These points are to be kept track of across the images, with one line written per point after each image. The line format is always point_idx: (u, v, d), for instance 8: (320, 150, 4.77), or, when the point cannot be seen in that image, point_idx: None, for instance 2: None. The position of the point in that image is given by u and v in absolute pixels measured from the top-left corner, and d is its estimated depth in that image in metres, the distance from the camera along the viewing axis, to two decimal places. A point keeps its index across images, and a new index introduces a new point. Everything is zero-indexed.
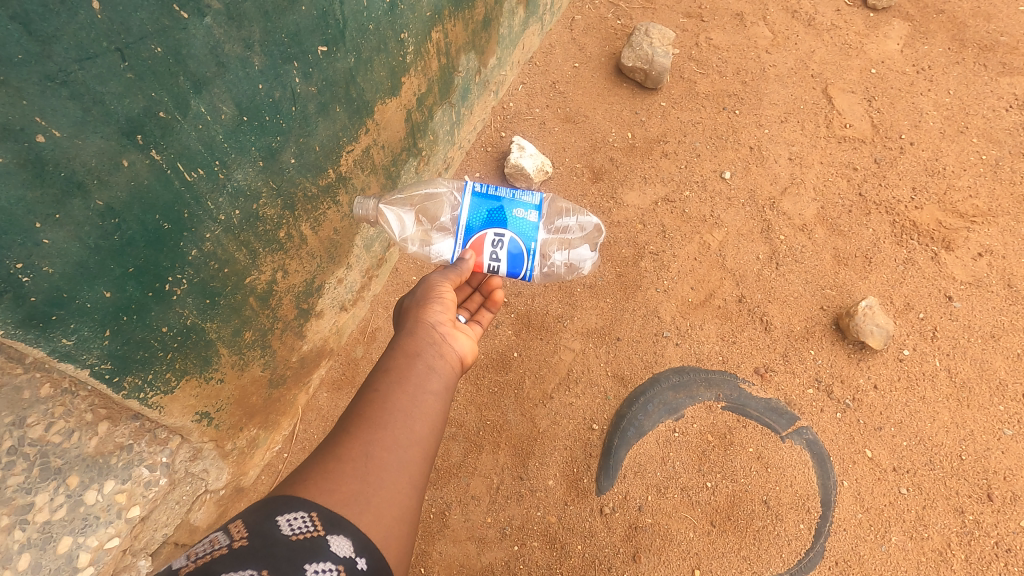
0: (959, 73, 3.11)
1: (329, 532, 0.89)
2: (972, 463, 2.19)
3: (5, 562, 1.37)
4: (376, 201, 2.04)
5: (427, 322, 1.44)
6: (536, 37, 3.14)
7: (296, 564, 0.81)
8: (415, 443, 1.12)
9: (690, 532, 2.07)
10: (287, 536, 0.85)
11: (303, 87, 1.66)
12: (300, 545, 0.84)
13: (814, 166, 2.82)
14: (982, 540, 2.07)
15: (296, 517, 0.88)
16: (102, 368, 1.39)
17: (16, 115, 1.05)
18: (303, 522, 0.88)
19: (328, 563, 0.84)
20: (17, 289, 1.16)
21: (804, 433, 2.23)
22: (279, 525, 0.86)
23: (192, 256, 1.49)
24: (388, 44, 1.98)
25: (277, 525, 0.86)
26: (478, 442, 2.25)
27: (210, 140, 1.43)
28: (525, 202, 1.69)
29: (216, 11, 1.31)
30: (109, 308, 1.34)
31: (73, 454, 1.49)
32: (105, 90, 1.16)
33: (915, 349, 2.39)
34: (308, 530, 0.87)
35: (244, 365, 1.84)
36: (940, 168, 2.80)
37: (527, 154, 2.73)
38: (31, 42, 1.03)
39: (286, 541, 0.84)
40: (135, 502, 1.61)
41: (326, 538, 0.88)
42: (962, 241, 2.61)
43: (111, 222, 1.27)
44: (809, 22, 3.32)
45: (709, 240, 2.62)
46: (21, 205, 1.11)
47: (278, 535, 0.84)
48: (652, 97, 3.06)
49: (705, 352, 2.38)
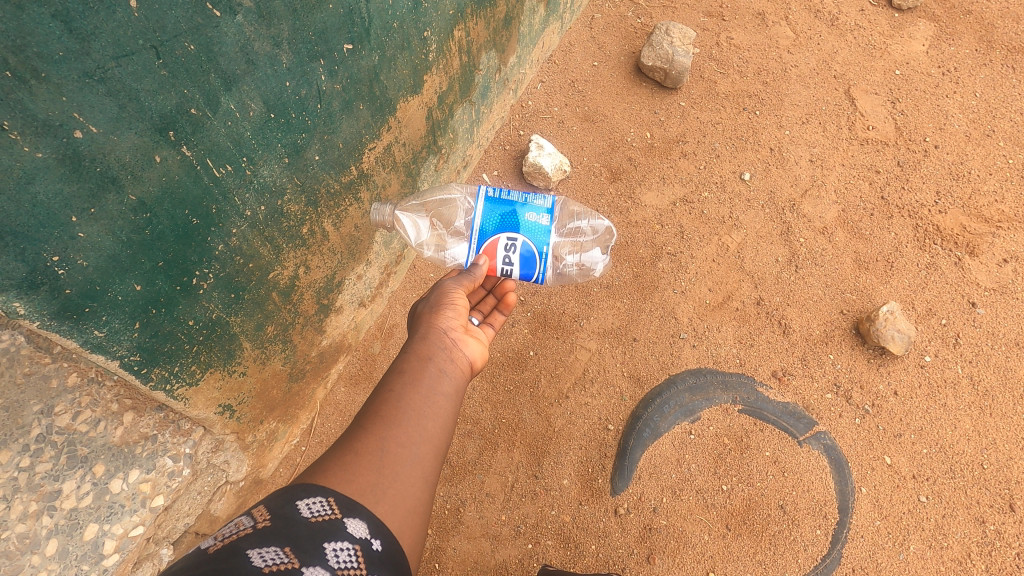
0: (986, 75, 3.06)
1: (346, 516, 0.91)
2: (995, 472, 2.16)
3: (33, 547, 1.40)
4: (392, 207, 2.06)
5: (440, 327, 1.44)
6: (555, 35, 3.13)
7: (315, 542, 0.83)
8: (428, 441, 1.13)
9: (705, 535, 2.06)
10: (307, 518, 0.87)
11: (328, 84, 1.68)
12: (318, 527, 0.86)
13: (836, 168, 2.78)
14: (1003, 550, 2.04)
15: (315, 501, 0.90)
16: (131, 360, 1.41)
17: (56, 111, 1.07)
18: (321, 506, 0.89)
19: (344, 543, 0.86)
20: (53, 282, 1.19)
21: (822, 438, 2.22)
22: (299, 508, 0.88)
23: (218, 251, 1.52)
24: (412, 42, 1.99)
25: (297, 508, 0.88)
26: (492, 440, 2.26)
27: (239, 136, 1.45)
28: (537, 205, 1.69)
29: (247, 9, 1.33)
30: (140, 301, 1.36)
31: (99, 442, 1.52)
32: (140, 87, 1.18)
33: (937, 356, 2.36)
34: (326, 514, 0.89)
35: (266, 359, 1.87)
36: (965, 172, 2.76)
37: (545, 153, 2.72)
38: (71, 40, 1.05)
39: (306, 523, 0.86)
40: (160, 491, 1.63)
41: (343, 522, 0.89)
42: (987, 247, 2.57)
43: (143, 216, 1.29)
44: (832, 22, 3.28)
45: (727, 241, 2.60)
46: (58, 198, 1.13)
47: (299, 517, 0.86)
48: (672, 97, 3.04)
49: (723, 354, 2.37)
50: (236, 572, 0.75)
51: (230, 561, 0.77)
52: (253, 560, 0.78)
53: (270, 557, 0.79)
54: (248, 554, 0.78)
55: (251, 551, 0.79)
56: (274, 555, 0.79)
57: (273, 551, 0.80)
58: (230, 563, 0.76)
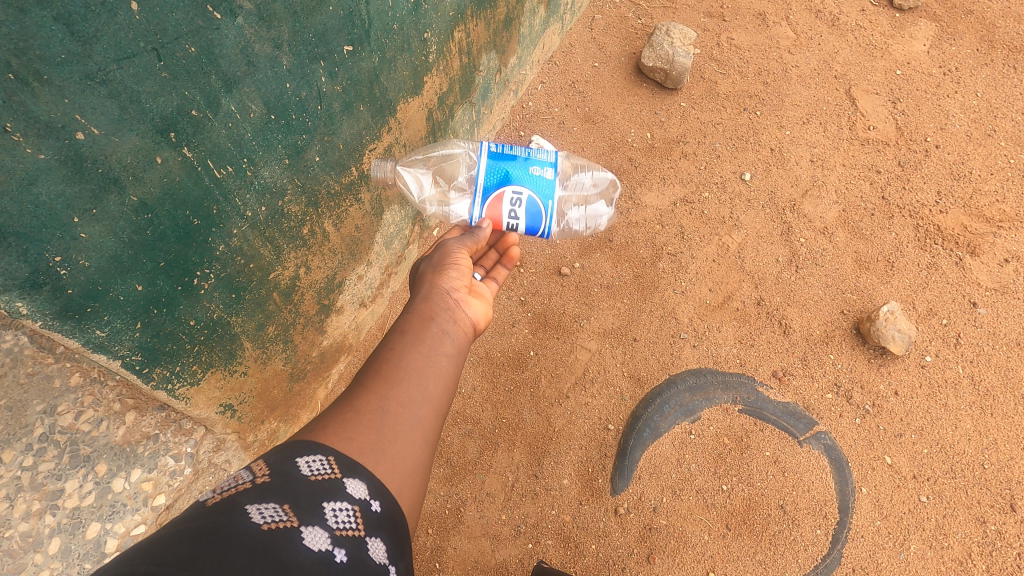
0: (987, 75, 3.06)
1: (346, 475, 0.91)
2: (995, 472, 2.15)
3: (36, 545, 1.41)
4: (393, 163, 2.07)
5: (442, 288, 1.43)
6: (555, 36, 3.14)
7: (314, 501, 0.84)
8: (429, 401, 1.14)
9: (705, 535, 2.06)
10: (306, 476, 0.87)
11: (328, 86, 1.69)
12: (318, 485, 0.86)
13: (837, 168, 2.79)
14: (1004, 551, 2.04)
15: (315, 459, 0.90)
16: (133, 360, 1.42)
17: (58, 113, 1.08)
18: (321, 465, 0.89)
19: (343, 504, 0.87)
20: (55, 282, 1.20)
21: (822, 438, 2.21)
22: (298, 466, 0.88)
23: (220, 252, 1.53)
24: (412, 43, 2.00)
25: (297, 465, 0.88)
26: (493, 439, 2.26)
27: (239, 138, 1.46)
28: (541, 160, 1.73)
29: (247, 12, 1.34)
30: (141, 301, 1.37)
31: (102, 442, 1.53)
32: (142, 89, 1.19)
33: (938, 355, 2.36)
34: (326, 472, 0.89)
35: (267, 359, 1.88)
36: (966, 171, 2.75)
37: (545, 154, 2.73)
38: (73, 42, 1.06)
39: (305, 480, 0.86)
40: (161, 491, 1.65)
41: (343, 481, 0.90)
42: (988, 247, 2.56)
43: (144, 217, 1.30)
44: (833, 22, 3.28)
45: (728, 241, 2.61)
46: (60, 199, 1.14)
47: (299, 475, 0.86)
48: (672, 97, 3.04)
49: (723, 354, 2.37)
50: (234, 529, 0.75)
51: (228, 517, 0.77)
52: (252, 517, 0.78)
53: (268, 514, 0.79)
54: (246, 510, 0.78)
55: (250, 507, 0.79)
56: (272, 512, 0.80)
57: (272, 507, 0.80)
58: (228, 518, 0.76)
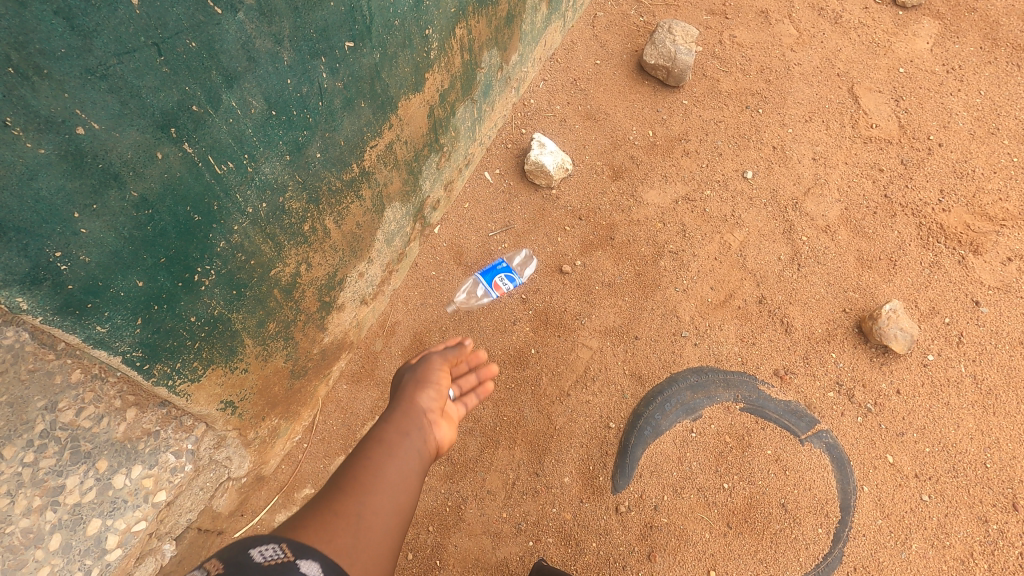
0: (991, 73, 3.04)
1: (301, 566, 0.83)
2: (997, 471, 2.15)
3: (37, 542, 1.41)
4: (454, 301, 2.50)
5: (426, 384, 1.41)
6: (557, 34, 3.13)
7: None
8: (399, 509, 1.07)
9: (706, 533, 2.05)
10: (259, 562, 0.79)
11: (329, 82, 1.69)
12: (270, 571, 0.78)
13: (839, 166, 2.78)
14: (1006, 550, 2.03)
15: (269, 548, 0.83)
16: (134, 356, 1.42)
17: (58, 107, 1.08)
18: (275, 553, 0.82)
19: None
20: (56, 277, 1.20)
21: (824, 437, 2.21)
22: (253, 553, 0.80)
23: (220, 248, 1.52)
24: (413, 40, 1.99)
25: (251, 553, 0.80)
26: (494, 437, 2.26)
27: (240, 134, 1.46)
28: None
29: (248, 7, 1.34)
30: (142, 297, 1.37)
31: (102, 438, 1.53)
32: (142, 84, 1.19)
33: (940, 354, 2.35)
34: (279, 559, 0.81)
35: (267, 355, 1.88)
36: (969, 170, 2.74)
37: (547, 151, 2.71)
38: (73, 37, 1.05)
39: (259, 566, 0.78)
40: (162, 487, 1.64)
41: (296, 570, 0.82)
42: (990, 246, 2.55)
43: (145, 213, 1.30)
44: (835, 20, 3.27)
45: (729, 239, 2.60)
46: (61, 194, 1.14)
47: (252, 562, 0.79)
48: (674, 95, 3.03)
49: (725, 352, 2.37)
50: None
51: None
52: None
53: None
54: None
55: None
56: None
57: None
58: None
